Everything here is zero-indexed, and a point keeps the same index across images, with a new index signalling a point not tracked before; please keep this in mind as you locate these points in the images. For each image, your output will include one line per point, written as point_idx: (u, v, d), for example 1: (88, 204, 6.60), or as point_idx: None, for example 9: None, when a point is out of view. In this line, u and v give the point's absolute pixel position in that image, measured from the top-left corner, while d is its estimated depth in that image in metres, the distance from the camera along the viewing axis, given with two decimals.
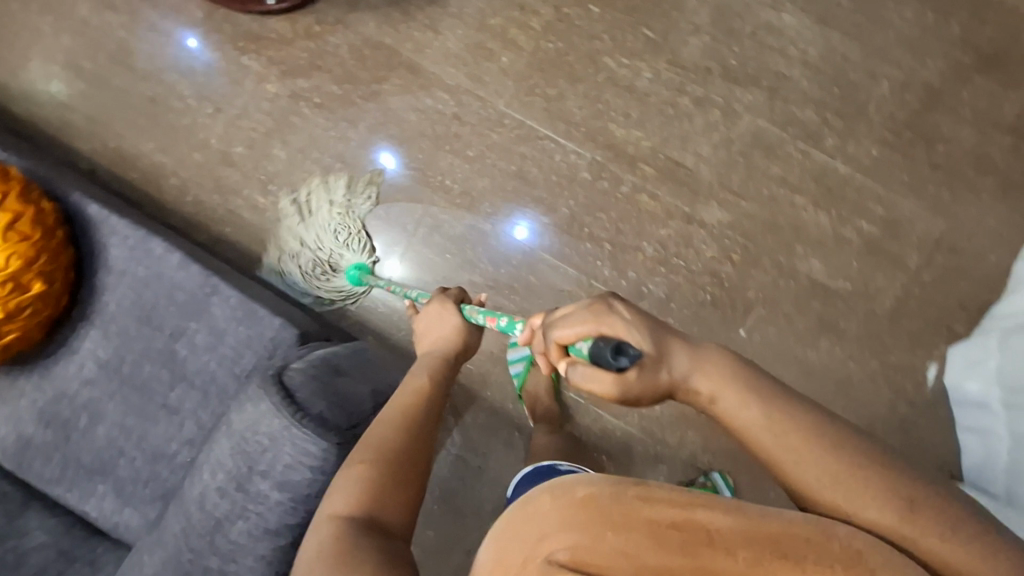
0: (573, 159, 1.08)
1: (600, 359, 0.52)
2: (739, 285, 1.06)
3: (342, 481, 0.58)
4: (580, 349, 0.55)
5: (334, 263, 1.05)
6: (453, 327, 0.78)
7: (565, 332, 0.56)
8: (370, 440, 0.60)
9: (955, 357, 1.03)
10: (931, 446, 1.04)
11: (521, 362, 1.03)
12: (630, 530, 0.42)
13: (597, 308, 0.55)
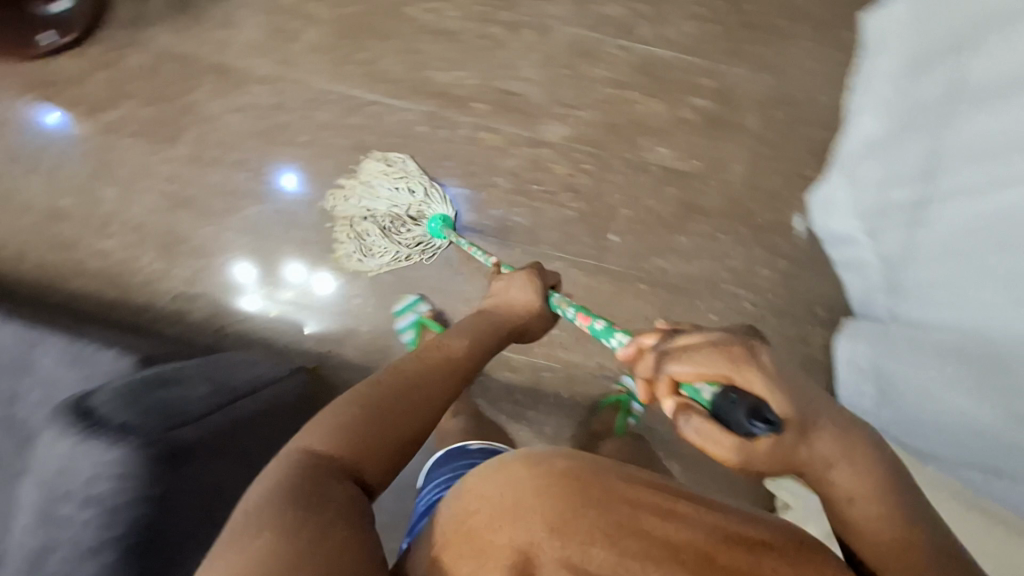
0: (405, 116, 1.07)
1: (727, 418, 0.45)
2: (597, 192, 1.07)
3: (321, 422, 0.55)
4: (703, 394, 0.48)
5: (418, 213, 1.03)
6: (533, 305, 0.81)
7: (682, 369, 0.49)
8: (367, 395, 0.58)
9: (814, 203, 1.06)
10: (815, 291, 1.08)
11: (410, 328, 1.04)
12: (600, 501, 0.48)
13: (733, 354, 0.48)
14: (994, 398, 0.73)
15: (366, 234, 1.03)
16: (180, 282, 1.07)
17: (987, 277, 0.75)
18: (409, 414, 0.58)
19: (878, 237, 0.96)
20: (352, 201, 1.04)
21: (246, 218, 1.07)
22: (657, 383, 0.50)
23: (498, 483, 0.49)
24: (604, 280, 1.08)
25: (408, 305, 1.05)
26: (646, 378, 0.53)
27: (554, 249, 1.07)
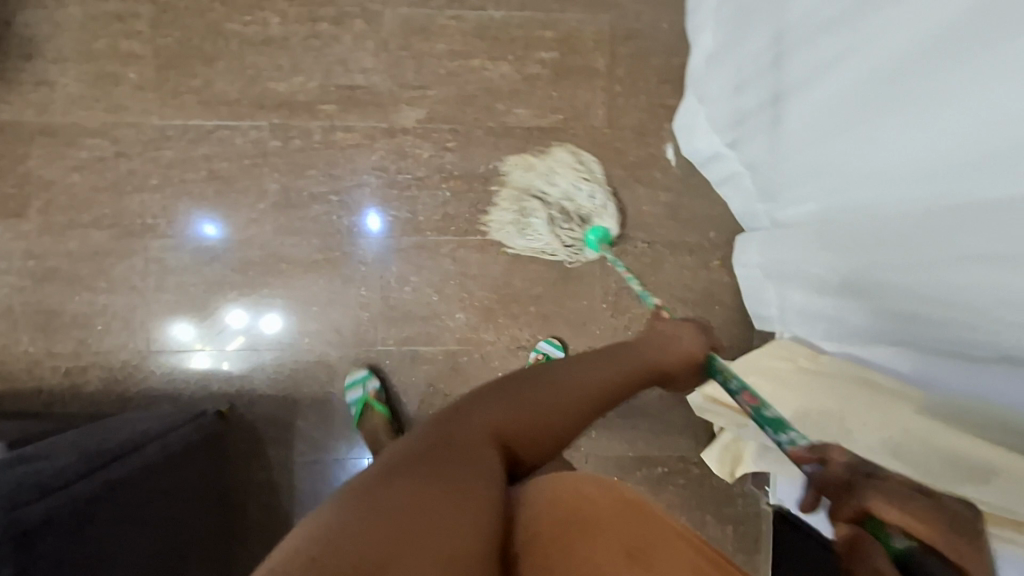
0: (254, 135, 1.04)
1: None
2: (467, 167, 1.06)
3: (509, 403, 0.56)
4: (894, 542, 0.52)
5: (572, 216, 1.06)
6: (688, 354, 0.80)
7: (892, 512, 0.53)
8: (553, 399, 0.58)
9: (678, 129, 1.07)
10: (703, 214, 1.09)
11: (356, 403, 1.03)
12: (638, 520, 0.50)
13: None
14: (882, 273, 0.74)
15: (531, 214, 1.05)
16: (66, 356, 1.02)
17: (853, 160, 0.75)
18: (566, 415, 0.58)
19: (742, 146, 0.96)
20: (547, 188, 1.06)
21: (140, 280, 1.03)
22: None
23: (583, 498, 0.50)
24: (496, 252, 1.07)
25: (357, 379, 1.04)
26: (853, 506, 0.55)
27: (438, 233, 1.06)
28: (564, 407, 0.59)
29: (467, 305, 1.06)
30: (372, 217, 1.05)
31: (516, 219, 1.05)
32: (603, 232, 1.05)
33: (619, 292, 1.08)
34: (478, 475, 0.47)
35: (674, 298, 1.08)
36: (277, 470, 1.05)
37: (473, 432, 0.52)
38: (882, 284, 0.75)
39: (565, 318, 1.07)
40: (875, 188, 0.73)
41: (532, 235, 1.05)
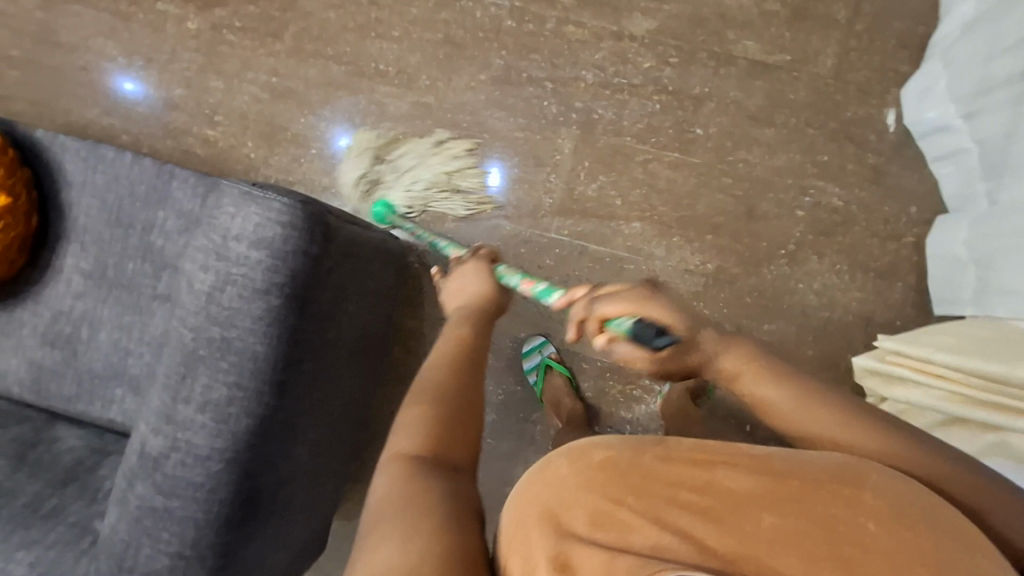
0: (493, 12, 1.10)
1: (642, 339, 0.60)
2: (682, 85, 1.09)
3: (402, 423, 0.60)
4: (623, 324, 0.61)
5: (373, 191, 1.11)
6: (484, 287, 0.81)
7: (611, 307, 0.62)
8: (426, 384, 0.63)
9: (907, 95, 1.05)
10: (909, 187, 1.06)
11: (535, 370, 1.08)
12: (602, 483, 0.52)
13: (639, 296, 0.62)
14: None
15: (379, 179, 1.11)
16: (278, 169, 1.13)
17: None
18: (464, 388, 0.64)
19: (976, 122, 0.93)
20: (387, 178, 1.11)
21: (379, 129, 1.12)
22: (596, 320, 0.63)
23: (546, 480, 0.53)
24: (688, 173, 1.09)
25: (534, 347, 1.09)
26: (579, 320, 0.65)
27: (638, 141, 1.09)
28: (455, 380, 0.64)
29: (646, 217, 1.09)
30: (493, 171, 1.11)
31: (377, 147, 1.10)
32: (391, 209, 1.10)
33: (801, 244, 1.07)
34: (420, 506, 0.51)
35: (854, 263, 1.06)
36: (427, 324, 1.12)
37: (397, 472, 0.55)
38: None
39: (739, 252, 1.08)
40: None
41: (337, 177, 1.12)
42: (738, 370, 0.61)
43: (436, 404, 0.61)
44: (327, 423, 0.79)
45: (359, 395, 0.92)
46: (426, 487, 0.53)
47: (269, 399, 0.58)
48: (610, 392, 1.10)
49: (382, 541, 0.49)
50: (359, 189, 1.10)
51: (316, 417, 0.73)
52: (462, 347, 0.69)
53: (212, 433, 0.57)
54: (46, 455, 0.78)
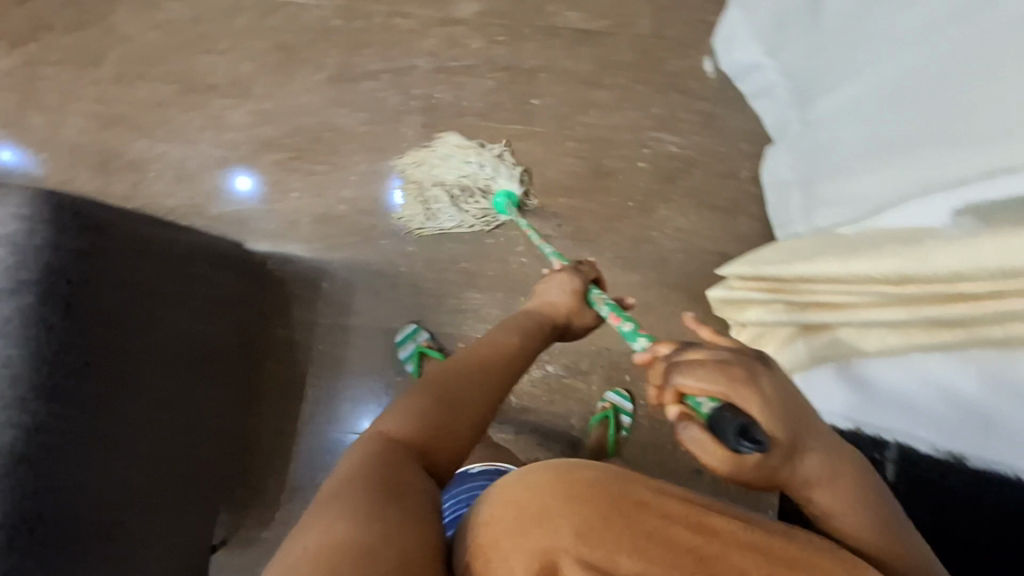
0: (319, 14, 1.12)
1: (720, 432, 0.48)
2: (514, 59, 1.12)
3: (403, 411, 0.60)
4: (702, 407, 0.51)
5: (482, 188, 1.03)
6: (568, 302, 0.78)
7: (690, 384, 0.51)
8: (442, 379, 0.63)
9: (718, 41, 1.11)
10: (736, 127, 1.12)
11: (411, 359, 1.07)
12: (595, 506, 0.47)
13: (733, 375, 0.50)
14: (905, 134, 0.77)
15: (434, 202, 1.04)
16: (118, 196, 1.08)
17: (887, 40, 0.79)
18: (474, 404, 0.62)
19: (781, 55, 1.00)
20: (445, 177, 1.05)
21: (220, 140, 1.10)
22: (664, 388, 0.53)
23: (530, 486, 0.48)
24: (533, 142, 1.11)
25: (408, 334, 1.08)
26: (654, 387, 0.55)
27: (481, 118, 1.11)
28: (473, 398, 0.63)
29: (500, 189, 1.11)
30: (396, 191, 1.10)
31: (417, 194, 1.06)
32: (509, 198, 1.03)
33: (648, 193, 1.11)
34: (392, 495, 0.51)
35: (700, 204, 1.11)
36: (299, 329, 1.10)
37: (382, 452, 0.56)
38: (903, 155, 0.77)
39: (593, 210, 1.11)
40: (901, 67, 0.77)
41: (450, 214, 1.05)
42: (830, 508, 0.53)
43: (423, 398, 0.61)
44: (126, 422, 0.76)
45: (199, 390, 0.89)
46: (416, 485, 0.53)
47: None
48: None
49: (341, 508, 0.49)
50: (466, 210, 1.03)
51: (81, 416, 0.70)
52: (492, 358, 0.67)
53: None
54: None
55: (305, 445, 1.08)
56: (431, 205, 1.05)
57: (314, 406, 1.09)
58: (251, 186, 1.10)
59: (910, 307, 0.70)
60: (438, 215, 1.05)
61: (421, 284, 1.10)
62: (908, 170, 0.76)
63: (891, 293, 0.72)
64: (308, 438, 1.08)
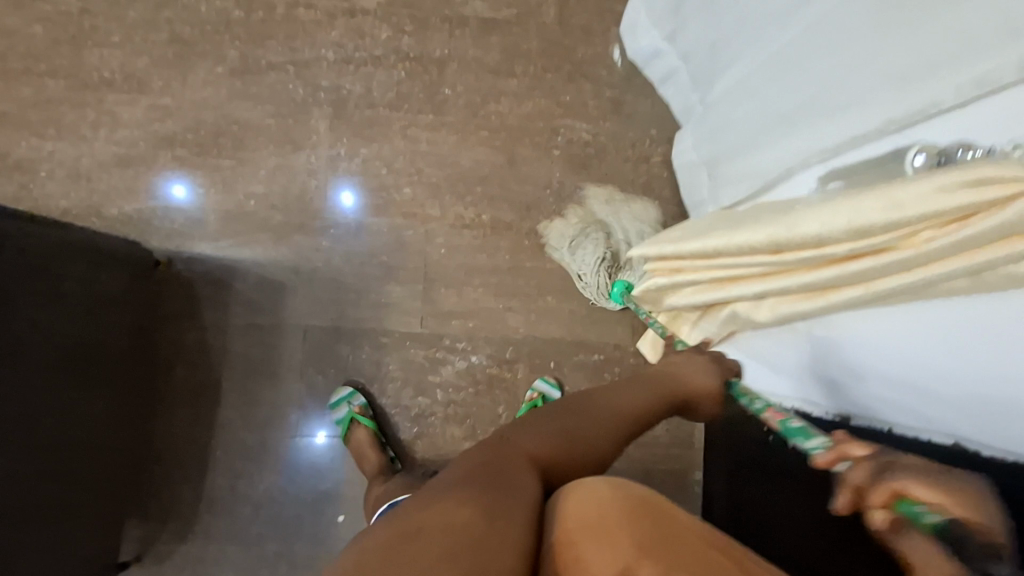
0: (218, 5, 1.08)
1: (949, 543, 0.37)
2: (423, 49, 1.11)
3: (540, 429, 0.56)
4: (924, 518, 0.40)
5: (617, 264, 1.08)
6: (710, 386, 0.81)
7: (925, 491, 0.42)
8: (594, 424, 0.60)
9: (624, 29, 1.13)
10: (646, 112, 1.15)
11: (340, 423, 1.03)
12: (647, 520, 0.42)
13: (972, 496, 0.41)
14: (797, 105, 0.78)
15: (582, 242, 1.09)
16: (5, 199, 1.02)
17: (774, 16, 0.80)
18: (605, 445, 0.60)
19: (679, 38, 1.02)
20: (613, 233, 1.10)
21: (117, 137, 1.05)
22: (869, 490, 0.44)
23: (607, 496, 0.44)
24: (446, 132, 1.11)
25: (342, 399, 1.04)
26: (848, 487, 0.46)
27: (392, 109, 1.10)
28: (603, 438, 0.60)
29: (415, 180, 1.10)
30: (345, 193, 1.09)
31: (572, 231, 1.10)
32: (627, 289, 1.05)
33: (563, 180, 1.12)
34: (507, 489, 0.46)
35: (614, 189, 1.13)
36: (210, 332, 1.05)
37: (504, 452, 0.52)
38: (808, 120, 0.76)
39: (510, 199, 1.11)
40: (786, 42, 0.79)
41: (580, 262, 1.08)
42: None
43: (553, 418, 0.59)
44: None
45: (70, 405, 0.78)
46: (534, 491, 0.48)
47: None
48: (416, 359, 1.08)
49: (453, 498, 0.44)
50: (598, 274, 1.07)
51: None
52: (628, 413, 0.65)
53: None
54: None
55: (221, 451, 1.04)
56: (586, 241, 1.09)
57: (231, 410, 1.05)
58: (183, 188, 1.06)
59: (844, 271, 0.63)
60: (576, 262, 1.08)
61: (339, 279, 1.08)
62: (816, 131, 0.75)
63: (816, 257, 0.66)
64: (225, 443, 1.04)
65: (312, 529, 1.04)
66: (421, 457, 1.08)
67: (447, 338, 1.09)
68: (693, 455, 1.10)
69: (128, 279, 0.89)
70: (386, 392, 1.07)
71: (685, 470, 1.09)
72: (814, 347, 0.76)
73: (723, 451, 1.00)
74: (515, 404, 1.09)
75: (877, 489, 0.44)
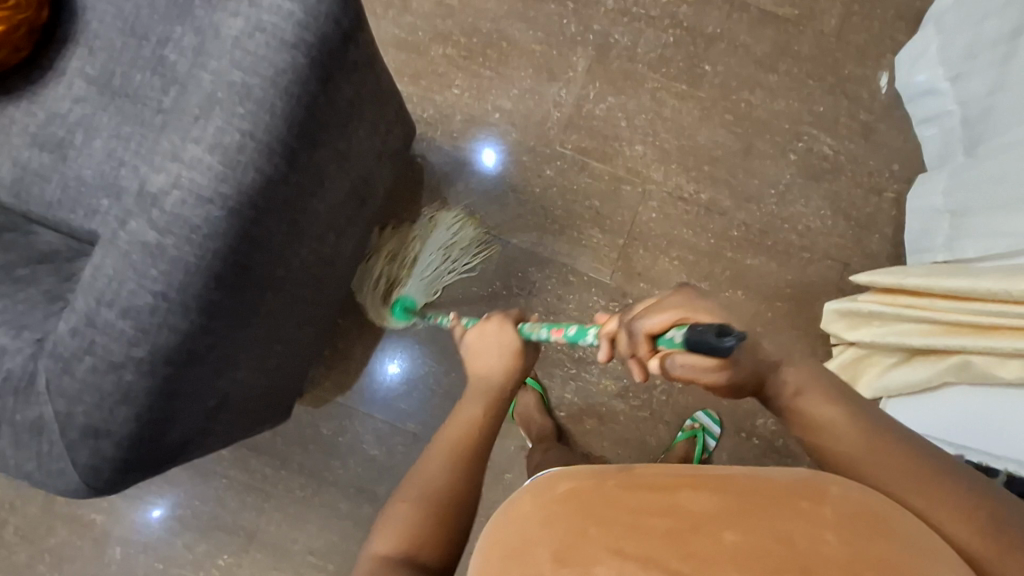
0: None
1: (704, 345, 0.47)
2: (697, 22, 1.14)
3: (388, 520, 0.60)
4: (673, 338, 0.53)
5: (398, 281, 1.05)
6: (511, 347, 0.73)
7: (653, 322, 0.57)
8: (417, 478, 0.62)
9: (901, 59, 1.11)
10: (895, 145, 1.12)
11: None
12: (550, 510, 0.48)
13: (691, 307, 0.58)
14: None
15: (390, 266, 1.06)
16: None
17: None
18: (451, 496, 0.61)
19: (966, 84, 1.00)
20: (415, 249, 1.06)
21: (401, 21, 1.14)
22: (637, 343, 0.58)
23: (510, 522, 0.49)
24: (693, 105, 1.13)
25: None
26: (642, 332, 0.58)
27: (650, 69, 1.13)
28: (435, 482, 0.62)
29: (649, 141, 1.13)
30: (486, 150, 1.13)
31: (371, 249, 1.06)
32: (409, 304, 1.05)
33: (789, 185, 1.12)
34: None
35: (837, 209, 1.12)
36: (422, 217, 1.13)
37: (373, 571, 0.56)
38: None
39: (731, 187, 1.12)
40: None
41: (368, 283, 1.05)
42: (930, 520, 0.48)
43: (415, 498, 0.61)
44: (296, 250, 0.68)
45: (339, 245, 0.83)
46: None
47: (279, 162, 0.56)
48: (594, 306, 1.11)
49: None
50: (384, 293, 1.05)
51: (282, 228, 0.61)
52: (457, 440, 0.65)
53: (215, 176, 0.54)
54: (19, 241, 0.75)
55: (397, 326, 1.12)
56: (381, 265, 1.06)
57: None
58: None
59: None
60: (369, 284, 1.05)
61: (548, 209, 1.13)
62: None
63: None
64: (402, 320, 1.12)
65: None
66: (570, 398, 1.11)
67: (629, 297, 1.11)
68: None
69: (400, 149, 0.92)
70: None
71: None
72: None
73: None
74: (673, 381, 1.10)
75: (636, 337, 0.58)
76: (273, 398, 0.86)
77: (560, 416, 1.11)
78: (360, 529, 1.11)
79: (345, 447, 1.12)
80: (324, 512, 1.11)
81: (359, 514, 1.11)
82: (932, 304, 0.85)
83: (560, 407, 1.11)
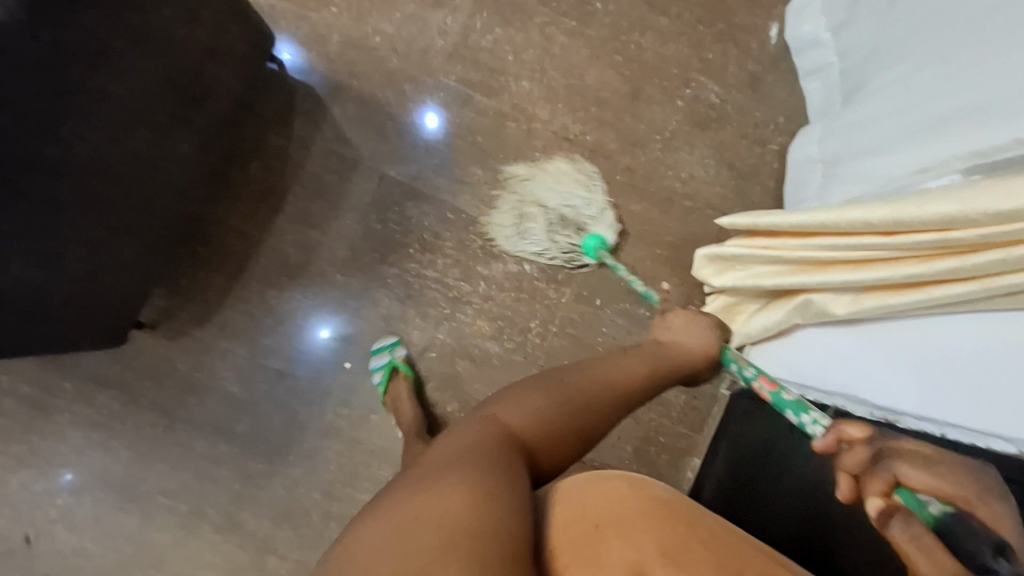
0: None
1: (963, 551, 0.49)
2: None
3: (527, 406, 0.62)
4: (928, 506, 0.53)
5: (579, 225, 1.07)
6: (707, 346, 0.85)
7: (917, 477, 0.54)
8: (571, 391, 0.66)
9: (790, 10, 1.10)
10: (781, 99, 1.12)
11: (381, 369, 1.03)
12: (652, 515, 0.53)
13: (966, 481, 0.53)
14: (935, 113, 0.76)
15: (529, 220, 1.06)
16: None
17: (947, 19, 0.78)
18: (594, 418, 0.66)
19: (843, 32, 0.99)
20: (546, 199, 1.07)
21: None
22: (869, 478, 0.56)
23: (606, 497, 0.55)
24: (582, 43, 1.10)
25: (386, 345, 1.05)
26: (847, 475, 0.58)
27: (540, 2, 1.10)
28: (592, 399, 0.67)
29: (536, 78, 1.09)
30: (432, 116, 1.08)
31: (512, 223, 1.06)
32: (602, 243, 1.05)
33: (674, 132, 1.10)
34: (485, 464, 0.53)
35: (720, 158, 1.11)
36: (293, 143, 1.08)
37: (493, 432, 0.58)
38: (944, 135, 0.74)
39: (617, 130, 1.10)
40: (943, 50, 0.78)
41: (536, 244, 1.06)
42: None
43: (562, 407, 0.64)
44: (82, 138, 0.64)
45: (164, 153, 0.79)
46: (514, 469, 0.54)
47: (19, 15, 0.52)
48: (471, 246, 1.07)
49: (446, 480, 0.50)
50: (556, 242, 1.06)
51: (43, 99, 0.58)
52: (619, 377, 0.72)
53: None
54: None
55: (263, 258, 1.07)
56: (524, 229, 1.06)
57: (287, 224, 1.07)
58: (282, 61, 1.07)
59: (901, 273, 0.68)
60: (524, 248, 1.06)
61: (428, 143, 1.08)
62: (977, 138, 0.69)
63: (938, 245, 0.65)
64: (269, 250, 1.07)
65: (317, 360, 1.06)
66: (443, 339, 1.07)
67: (508, 237, 1.08)
68: (697, 440, 1.06)
69: (242, 59, 0.89)
70: (434, 266, 1.07)
71: (686, 451, 1.05)
72: (871, 345, 0.75)
73: (732, 428, 0.96)
74: (549, 324, 1.07)
75: (876, 481, 0.56)
76: (85, 314, 0.81)
77: (432, 358, 1.07)
78: (215, 470, 1.05)
79: (201, 383, 1.06)
80: (176, 451, 1.05)
81: (215, 454, 1.05)
82: (783, 246, 0.84)
83: (432, 348, 1.07)
